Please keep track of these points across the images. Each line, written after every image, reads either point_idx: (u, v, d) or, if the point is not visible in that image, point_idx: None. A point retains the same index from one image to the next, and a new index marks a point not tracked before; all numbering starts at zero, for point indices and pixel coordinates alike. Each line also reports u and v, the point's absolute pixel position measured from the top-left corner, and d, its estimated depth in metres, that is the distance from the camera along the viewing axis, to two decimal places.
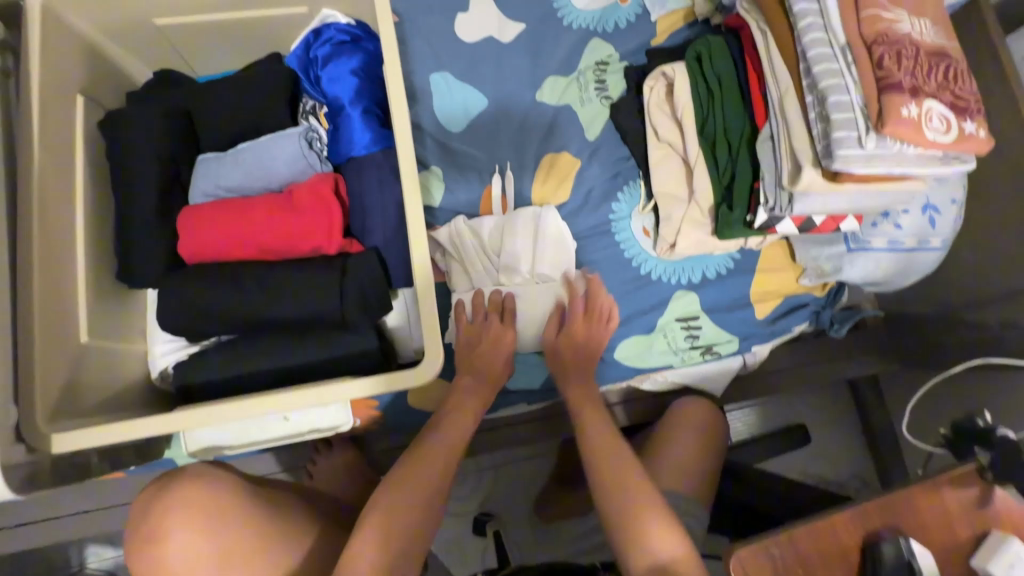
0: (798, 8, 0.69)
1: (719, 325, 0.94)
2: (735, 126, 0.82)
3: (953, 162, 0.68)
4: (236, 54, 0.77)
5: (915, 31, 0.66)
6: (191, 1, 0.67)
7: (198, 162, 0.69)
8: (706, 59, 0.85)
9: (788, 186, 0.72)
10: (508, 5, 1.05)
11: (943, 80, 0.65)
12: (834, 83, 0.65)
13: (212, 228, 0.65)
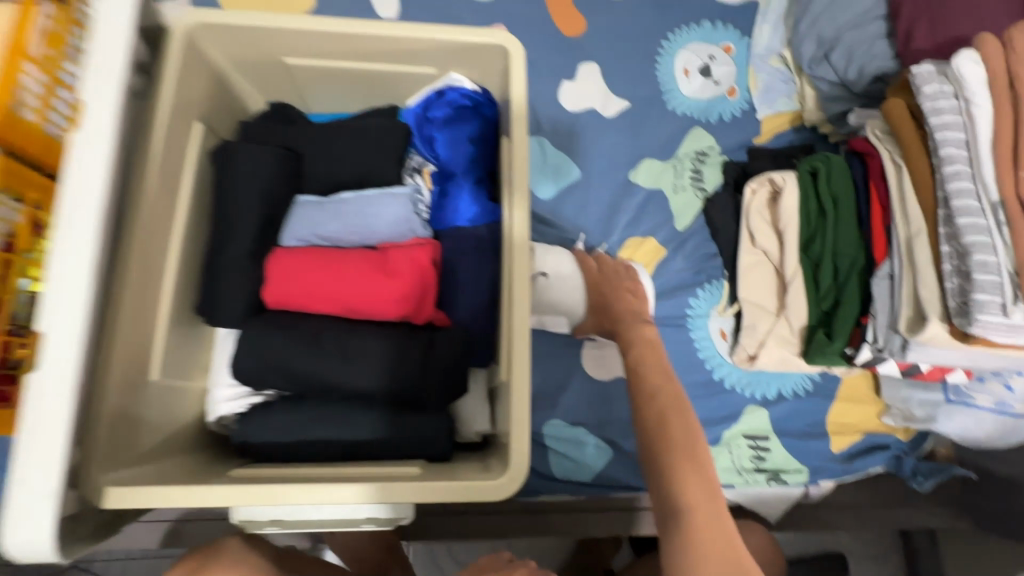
0: (944, 154, 0.66)
1: (788, 450, 0.88)
2: (848, 253, 0.78)
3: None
4: (353, 100, 0.76)
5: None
6: (328, 48, 0.66)
7: (297, 204, 0.67)
8: (823, 176, 0.81)
9: (906, 333, 0.68)
10: (615, 81, 1.04)
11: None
12: (980, 241, 0.61)
13: (302, 279, 0.62)
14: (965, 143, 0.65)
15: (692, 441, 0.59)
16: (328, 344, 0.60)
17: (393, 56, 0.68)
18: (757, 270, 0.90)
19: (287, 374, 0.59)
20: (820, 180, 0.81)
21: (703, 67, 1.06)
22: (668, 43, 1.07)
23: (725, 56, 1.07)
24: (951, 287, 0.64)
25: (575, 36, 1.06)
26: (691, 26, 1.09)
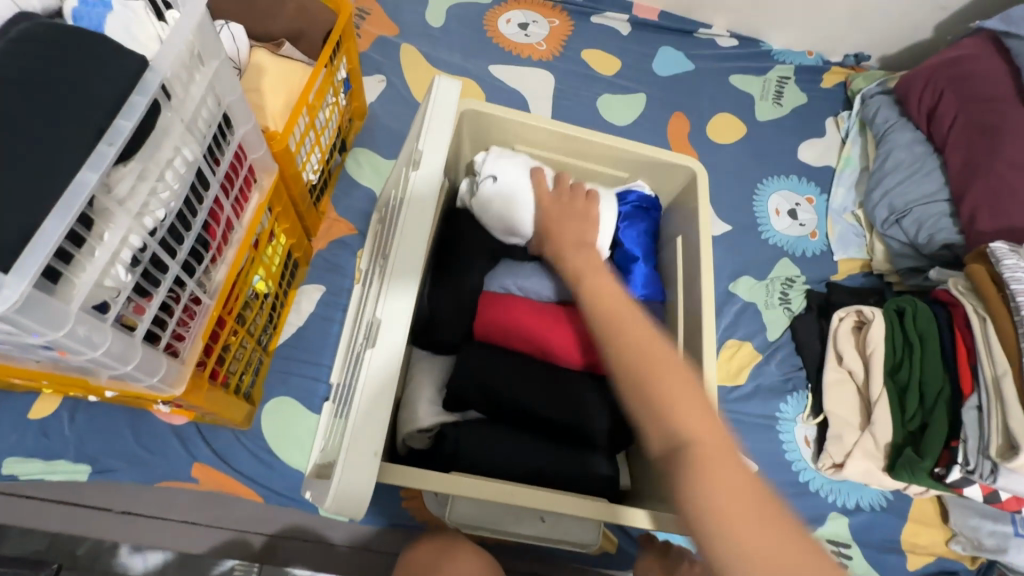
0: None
1: (868, 561, 0.94)
2: (935, 383, 0.90)
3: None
4: None
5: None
6: (551, 142, 0.85)
7: (503, 263, 0.81)
8: (909, 315, 0.97)
9: (997, 457, 0.79)
10: (720, 209, 1.24)
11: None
12: None
13: (508, 324, 0.74)
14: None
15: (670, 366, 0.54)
16: (535, 379, 0.70)
17: (597, 156, 0.86)
18: (842, 386, 1.02)
19: (496, 396, 0.69)
20: (906, 319, 0.97)
21: (791, 211, 1.28)
22: (762, 186, 1.29)
23: (808, 206, 1.29)
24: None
25: None
26: (780, 177, 1.32)
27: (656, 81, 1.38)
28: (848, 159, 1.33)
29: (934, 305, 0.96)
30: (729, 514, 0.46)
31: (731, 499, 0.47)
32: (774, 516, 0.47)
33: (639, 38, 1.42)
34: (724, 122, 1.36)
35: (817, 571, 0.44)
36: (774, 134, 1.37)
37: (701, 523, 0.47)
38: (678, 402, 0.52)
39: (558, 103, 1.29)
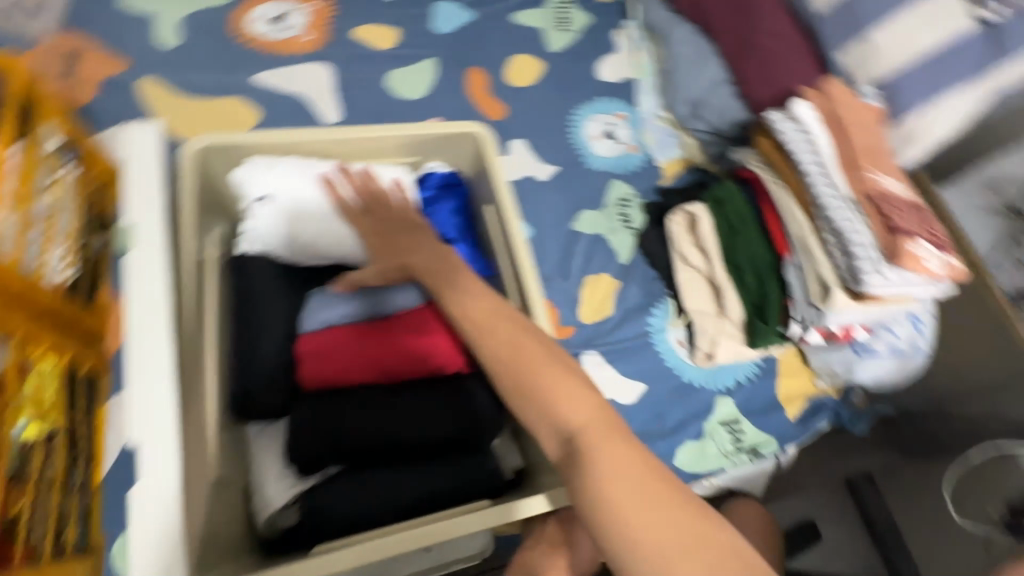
0: (807, 170, 0.90)
1: (757, 427, 1.04)
2: (760, 256, 0.98)
3: (945, 286, 0.87)
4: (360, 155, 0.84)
5: (895, 188, 0.88)
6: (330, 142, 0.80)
7: (312, 296, 0.73)
8: (725, 202, 1.04)
9: (820, 304, 0.87)
10: (542, 152, 1.23)
11: (926, 227, 0.85)
12: (850, 226, 0.84)
13: (335, 357, 0.68)
14: (817, 160, 0.90)
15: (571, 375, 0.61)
16: (384, 409, 0.66)
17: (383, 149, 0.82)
18: (693, 283, 1.08)
19: (347, 442, 0.64)
20: (723, 205, 1.03)
21: (607, 133, 1.31)
22: (575, 117, 1.31)
23: (621, 122, 1.33)
24: (833, 267, 0.87)
25: (500, 118, 1.25)
26: (588, 102, 1.34)
27: (441, 40, 1.31)
28: (642, 67, 1.38)
29: (741, 185, 1.03)
30: (634, 514, 0.51)
31: (633, 504, 0.51)
32: (685, 523, 0.51)
33: (410, 1, 1.34)
34: (521, 63, 1.34)
35: (695, 526, 0.51)
36: (569, 62, 1.38)
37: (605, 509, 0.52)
38: (574, 411, 0.58)
39: (346, 94, 1.18)
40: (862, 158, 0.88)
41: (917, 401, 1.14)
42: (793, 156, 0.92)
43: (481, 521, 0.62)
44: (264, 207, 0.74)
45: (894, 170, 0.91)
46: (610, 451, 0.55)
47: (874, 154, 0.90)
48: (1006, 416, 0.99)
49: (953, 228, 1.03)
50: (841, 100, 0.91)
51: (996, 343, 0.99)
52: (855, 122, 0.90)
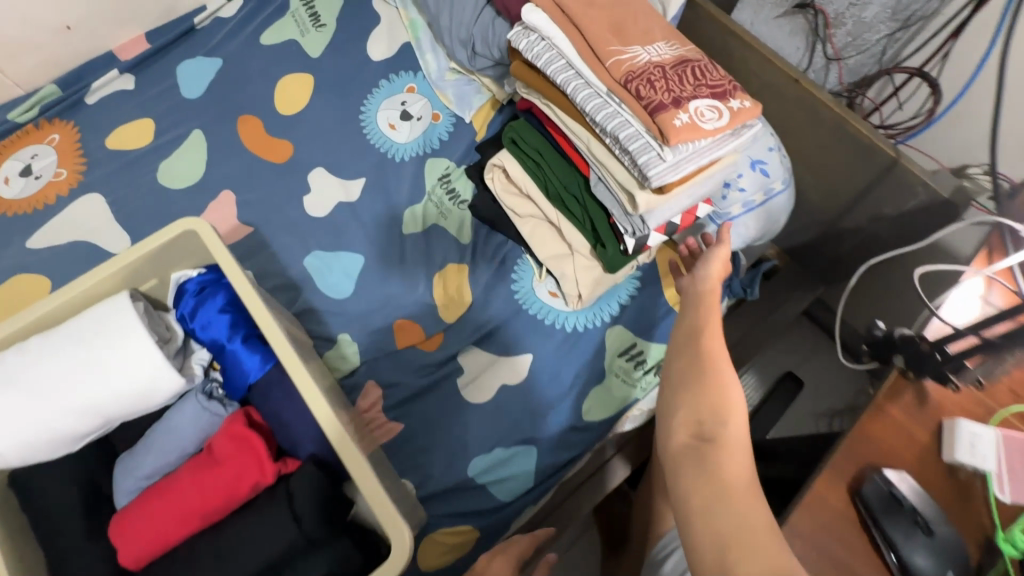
0: (561, 78, 0.81)
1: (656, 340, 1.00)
2: (571, 182, 0.91)
3: (747, 130, 0.79)
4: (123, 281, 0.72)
5: (653, 53, 0.78)
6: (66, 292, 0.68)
7: (117, 465, 0.69)
8: (520, 140, 0.95)
9: (633, 211, 0.80)
10: (343, 170, 1.15)
11: (697, 82, 0.75)
12: (616, 122, 0.75)
13: (144, 528, 0.63)
14: (566, 63, 0.81)
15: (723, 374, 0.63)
16: (204, 558, 0.63)
17: (128, 273, 0.71)
18: (539, 228, 1.00)
19: None
20: (519, 145, 0.95)
21: (403, 114, 1.19)
22: (365, 113, 1.20)
23: (413, 95, 1.21)
24: (625, 168, 0.79)
25: (287, 158, 1.16)
26: (374, 90, 1.22)
27: (198, 106, 1.21)
28: (411, 24, 1.25)
29: (526, 117, 0.95)
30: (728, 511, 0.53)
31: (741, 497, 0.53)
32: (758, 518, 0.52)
33: (150, 81, 1.24)
34: (287, 85, 1.23)
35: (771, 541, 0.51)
36: (336, 57, 1.25)
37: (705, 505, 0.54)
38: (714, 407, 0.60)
39: (125, 213, 1.11)
40: (605, 39, 0.78)
41: (811, 231, 1.07)
42: (544, 68, 0.82)
43: None
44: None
45: (649, 32, 0.81)
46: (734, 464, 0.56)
47: (618, 27, 0.80)
48: (887, 216, 0.92)
49: (758, 51, 0.92)
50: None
51: (844, 149, 0.91)
52: (584, 5, 0.80)
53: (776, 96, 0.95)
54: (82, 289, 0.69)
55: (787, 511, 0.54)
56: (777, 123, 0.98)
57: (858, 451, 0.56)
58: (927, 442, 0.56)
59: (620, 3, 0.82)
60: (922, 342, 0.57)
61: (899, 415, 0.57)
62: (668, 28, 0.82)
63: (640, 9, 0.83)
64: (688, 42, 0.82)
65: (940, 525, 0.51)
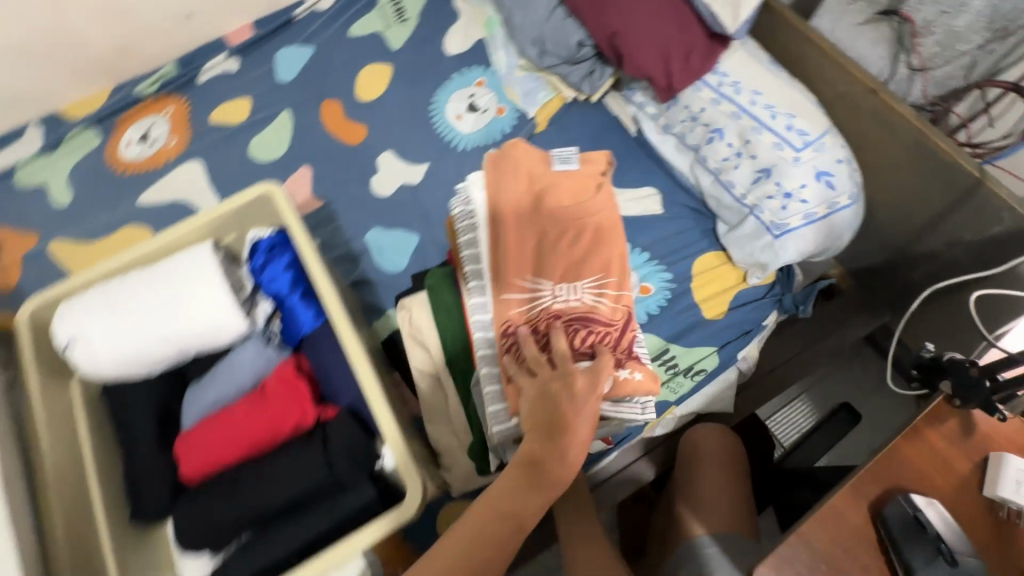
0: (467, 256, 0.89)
1: (691, 346, 0.98)
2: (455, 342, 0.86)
3: (638, 399, 0.78)
4: (200, 229, 0.81)
5: (559, 297, 0.82)
6: (160, 245, 0.79)
7: (187, 392, 0.78)
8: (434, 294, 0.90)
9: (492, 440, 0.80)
10: (409, 154, 1.22)
11: (585, 346, 0.76)
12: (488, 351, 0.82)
13: (203, 446, 0.72)
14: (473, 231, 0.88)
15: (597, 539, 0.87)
16: (249, 484, 0.69)
17: (206, 229, 0.82)
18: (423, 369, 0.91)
19: (223, 525, 0.69)
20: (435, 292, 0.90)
21: (470, 106, 1.25)
22: (435, 104, 1.27)
23: (482, 89, 1.26)
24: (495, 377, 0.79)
25: (360, 140, 1.25)
26: (446, 81, 1.28)
27: (290, 89, 1.33)
28: (489, 22, 1.31)
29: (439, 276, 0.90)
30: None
31: None
32: None
33: (252, 64, 1.38)
34: (369, 75, 1.32)
35: None
36: (415, 50, 1.33)
37: None
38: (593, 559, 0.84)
39: (215, 181, 1.25)
40: (523, 271, 0.85)
41: (879, 253, 1.02)
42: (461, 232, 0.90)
43: (348, 553, 0.66)
44: (82, 350, 0.72)
45: (582, 263, 0.85)
46: None
47: (544, 243, 0.86)
48: (966, 242, 0.85)
49: (837, 56, 0.89)
50: (517, 206, 0.88)
51: (924, 168, 0.85)
52: (535, 224, 0.87)
53: (854, 108, 0.90)
54: (179, 232, 0.80)
55: (792, 529, 0.52)
56: (854, 135, 0.93)
57: (883, 479, 0.53)
58: (968, 474, 0.53)
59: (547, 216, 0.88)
60: (971, 367, 0.54)
61: (941, 448, 0.54)
62: (606, 256, 0.85)
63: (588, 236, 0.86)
64: (622, 294, 0.84)
65: (968, 557, 0.48)
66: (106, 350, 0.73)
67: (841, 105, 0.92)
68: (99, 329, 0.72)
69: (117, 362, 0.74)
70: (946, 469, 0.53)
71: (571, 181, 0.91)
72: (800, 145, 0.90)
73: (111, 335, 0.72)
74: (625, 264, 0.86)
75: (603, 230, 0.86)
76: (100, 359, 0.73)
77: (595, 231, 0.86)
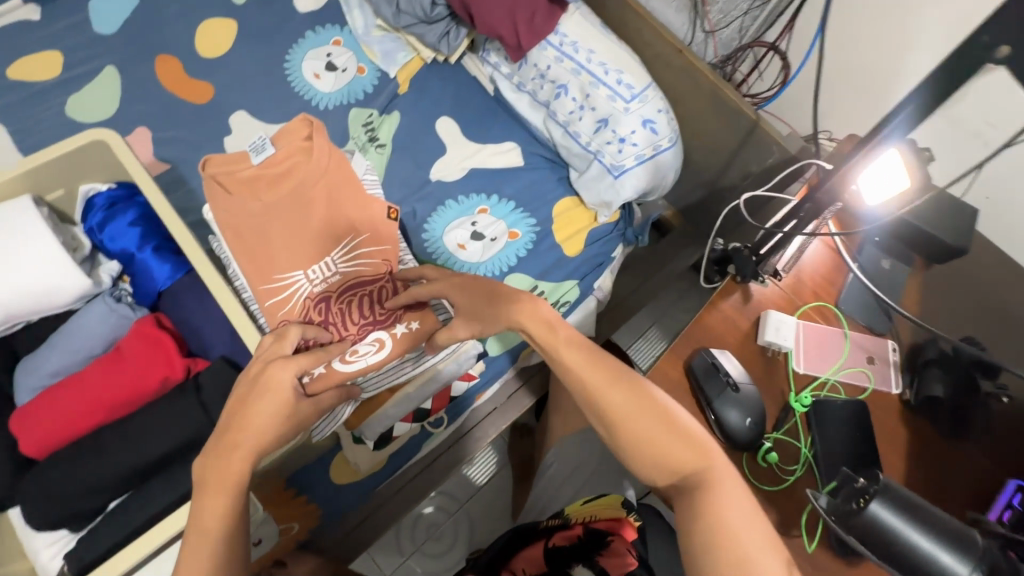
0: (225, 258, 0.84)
1: (557, 279, 1.10)
2: None
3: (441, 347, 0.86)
4: (21, 180, 0.71)
5: (316, 279, 0.79)
6: None
7: (17, 368, 0.70)
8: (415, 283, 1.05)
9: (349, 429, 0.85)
10: (266, 113, 1.17)
11: (360, 313, 0.77)
12: None
13: (44, 417, 0.65)
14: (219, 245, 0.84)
15: (594, 354, 0.58)
16: (110, 444, 0.65)
17: (29, 183, 0.72)
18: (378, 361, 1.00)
19: (87, 491, 0.64)
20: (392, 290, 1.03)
21: (328, 65, 1.22)
22: (290, 62, 1.22)
23: (339, 48, 1.24)
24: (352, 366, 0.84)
25: (207, 100, 1.16)
26: (299, 39, 1.24)
27: (114, 43, 1.19)
28: None
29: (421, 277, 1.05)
30: (655, 440, 0.55)
31: (669, 447, 0.55)
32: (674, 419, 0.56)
33: (59, 15, 1.20)
34: (210, 30, 1.23)
35: (696, 461, 0.54)
36: (261, 6, 1.26)
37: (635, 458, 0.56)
38: (595, 383, 0.57)
39: (28, 148, 1.08)
40: (267, 271, 0.78)
41: (698, 191, 1.22)
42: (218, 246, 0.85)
43: None
44: None
45: (332, 233, 0.81)
46: (668, 460, 0.55)
47: (265, 243, 0.79)
48: (752, 172, 1.06)
49: (651, 19, 1.05)
50: (231, 205, 0.79)
51: (719, 112, 1.05)
52: (253, 223, 0.79)
53: (667, 68, 1.08)
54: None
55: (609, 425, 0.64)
56: (670, 88, 1.11)
57: (691, 339, 0.68)
58: (748, 329, 0.69)
59: (291, 205, 0.80)
60: (745, 249, 0.68)
61: (730, 311, 0.70)
62: (359, 216, 0.83)
63: (324, 202, 0.82)
64: (385, 249, 0.82)
65: (747, 386, 0.64)
66: None
67: (657, 65, 1.09)
68: None
69: None
70: (736, 326, 0.69)
71: (285, 166, 0.81)
72: (629, 97, 1.05)
73: None
74: (382, 221, 0.84)
75: (336, 189, 0.83)
76: None
77: (328, 198, 0.82)
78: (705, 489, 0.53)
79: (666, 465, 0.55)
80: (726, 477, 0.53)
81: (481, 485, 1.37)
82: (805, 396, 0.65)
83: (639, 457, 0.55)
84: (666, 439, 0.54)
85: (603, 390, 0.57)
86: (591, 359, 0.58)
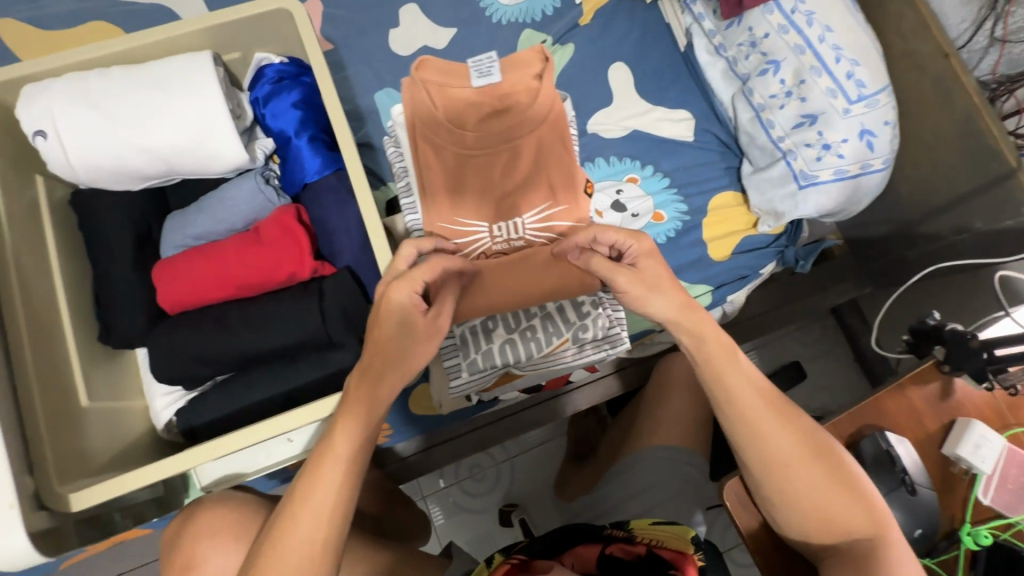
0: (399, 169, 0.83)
1: (690, 280, 0.99)
2: None
3: (605, 346, 0.82)
4: (204, 34, 0.69)
5: (499, 239, 0.80)
6: (153, 43, 0.68)
7: (167, 220, 0.72)
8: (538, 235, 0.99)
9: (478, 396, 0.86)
10: (436, 13, 1.08)
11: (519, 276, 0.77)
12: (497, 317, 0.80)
13: (184, 278, 0.66)
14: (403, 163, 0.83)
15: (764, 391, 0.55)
16: (233, 322, 0.66)
17: (210, 38, 0.70)
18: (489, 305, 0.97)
19: (204, 360, 0.66)
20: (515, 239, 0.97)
21: None
22: None
23: None
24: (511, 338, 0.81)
25: None
26: None
27: None
28: None
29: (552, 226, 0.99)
30: (821, 492, 0.52)
31: (838, 503, 0.52)
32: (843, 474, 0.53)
33: None
34: None
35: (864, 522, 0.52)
36: None
37: (796, 508, 0.53)
38: (764, 424, 0.54)
39: None
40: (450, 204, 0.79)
41: (885, 226, 1.03)
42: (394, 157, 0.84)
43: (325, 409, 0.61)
44: (53, 144, 0.64)
45: (523, 190, 0.80)
46: (837, 516, 0.52)
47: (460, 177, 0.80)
48: (973, 230, 0.86)
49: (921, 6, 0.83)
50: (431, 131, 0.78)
51: (964, 145, 0.84)
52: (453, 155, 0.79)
53: (916, 72, 0.87)
54: (178, 30, 0.68)
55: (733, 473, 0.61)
56: (908, 98, 0.90)
57: (860, 417, 0.58)
58: (933, 431, 0.57)
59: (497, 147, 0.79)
60: (972, 338, 0.54)
61: (920, 402, 0.58)
62: (559, 181, 0.79)
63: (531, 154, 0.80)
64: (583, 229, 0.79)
65: (925, 489, 0.55)
66: (79, 148, 0.65)
67: (905, 64, 0.88)
68: (77, 122, 0.64)
69: (91, 166, 0.66)
70: (925, 421, 0.57)
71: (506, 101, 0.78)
72: (854, 97, 0.86)
73: (88, 134, 0.65)
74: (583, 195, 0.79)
75: (545, 147, 0.79)
76: (73, 157, 0.65)
77: (529, 150, 0.79)
78: (876, 557, 0.51)
79: (829, 521, 0.52)
80: (899, 542, 0.51)
81: (532, 447, 1.36)
82: (981, 532, 0.54)
83: (802, 507, 0.53)
84: (838, 494, 0.52)
85: (771, 429, 0.54)
86: (761, 398, 0.55)
